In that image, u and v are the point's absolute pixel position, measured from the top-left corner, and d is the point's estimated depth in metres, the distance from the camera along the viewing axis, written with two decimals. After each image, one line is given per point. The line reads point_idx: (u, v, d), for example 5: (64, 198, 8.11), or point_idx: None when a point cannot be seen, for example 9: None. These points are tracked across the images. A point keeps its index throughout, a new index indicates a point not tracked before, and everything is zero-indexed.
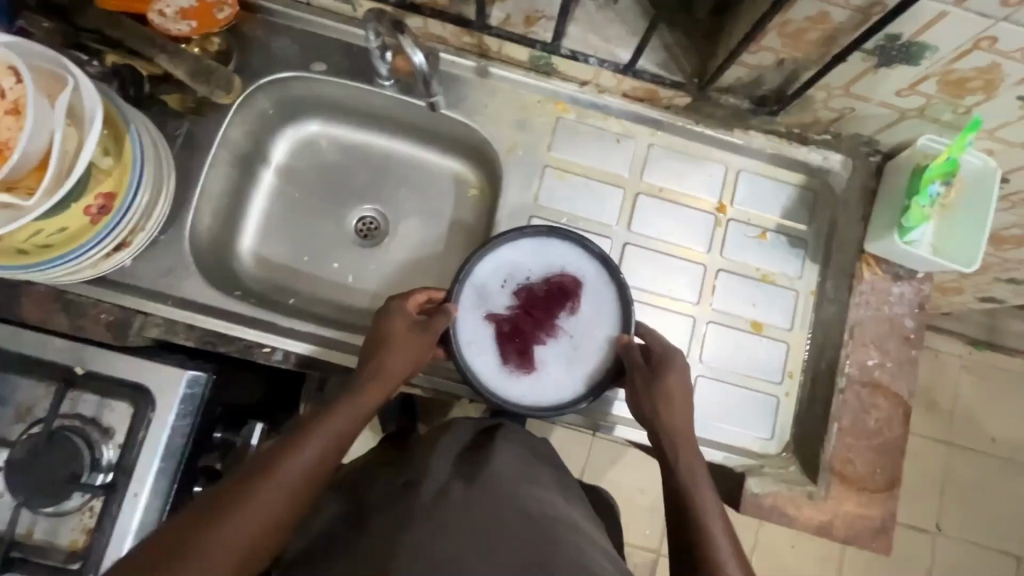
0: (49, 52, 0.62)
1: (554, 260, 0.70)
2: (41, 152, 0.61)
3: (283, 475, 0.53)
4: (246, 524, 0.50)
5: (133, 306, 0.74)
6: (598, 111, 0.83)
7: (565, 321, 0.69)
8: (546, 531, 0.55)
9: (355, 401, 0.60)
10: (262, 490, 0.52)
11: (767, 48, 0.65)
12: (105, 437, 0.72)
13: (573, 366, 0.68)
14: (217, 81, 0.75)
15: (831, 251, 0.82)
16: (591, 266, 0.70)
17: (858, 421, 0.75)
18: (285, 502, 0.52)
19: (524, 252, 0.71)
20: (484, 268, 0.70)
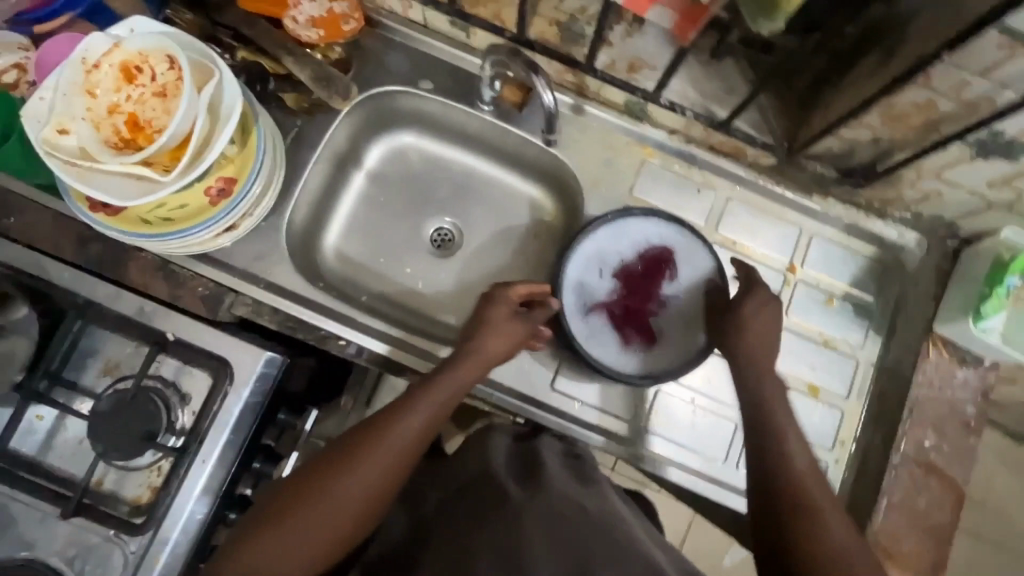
0: (202, 47, 0.67)
1: (636, 236, 0.80)
2: (182, 135, 0.66)
3: (396, 431, 0.65)
4: (359, 476, 0.62)
5: (227, 285, 0.79)
6: (684, 160, 0.86)
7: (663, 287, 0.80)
8: (601, 528, 0.57)
9: (453, 374, 0.69)
10: (368, 452, 0.63)
11: (866, 125, 0.68)
12: (182, 403, 0.77)
13: (683, 326, 0.80)
14: (336, 87, 0.81)
15: (897, 326, 0.83)
16: (671, 231, 0.80)
17: (908, 500, 0.75)
18: (391, 460, 0.64)
19: (605, 239, 0.80)
20: (576, 267, 0.80)
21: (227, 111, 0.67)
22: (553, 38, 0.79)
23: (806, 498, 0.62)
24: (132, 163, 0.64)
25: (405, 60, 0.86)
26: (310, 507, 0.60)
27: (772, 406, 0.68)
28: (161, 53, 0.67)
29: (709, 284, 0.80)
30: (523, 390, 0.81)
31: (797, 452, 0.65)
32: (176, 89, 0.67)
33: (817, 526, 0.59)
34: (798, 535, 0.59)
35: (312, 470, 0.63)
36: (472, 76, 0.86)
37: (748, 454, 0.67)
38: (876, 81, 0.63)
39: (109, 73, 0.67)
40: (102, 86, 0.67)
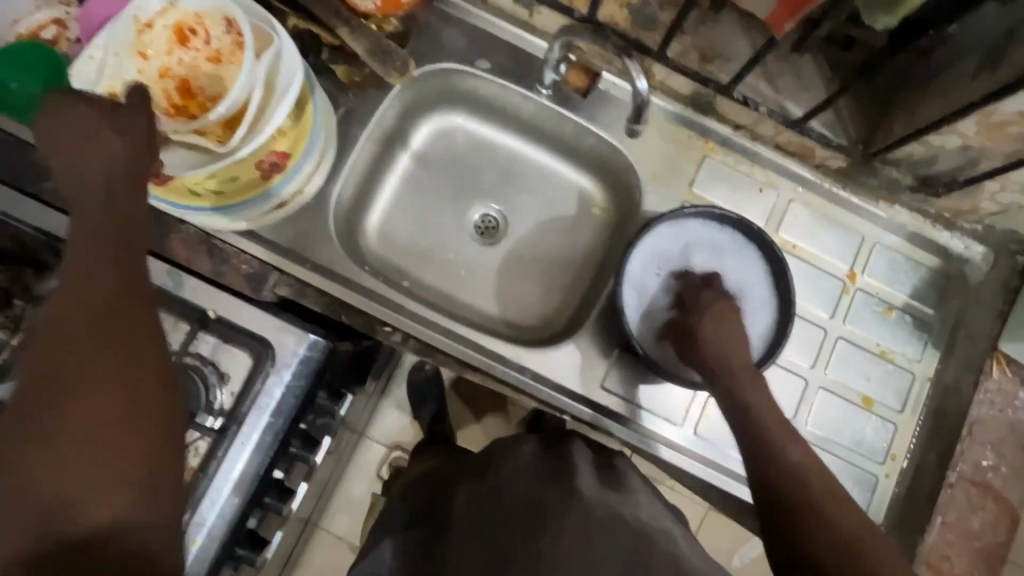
0: (260, 10, 0.63)
1: (691, 236, 0.77)
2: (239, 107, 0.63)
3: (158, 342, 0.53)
4: (71, 323, 0.49)
5: (272, 263, 0.77)
6: (746, 157, 0.83)
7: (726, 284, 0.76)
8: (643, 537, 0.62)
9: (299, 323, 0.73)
10: (90, 366, 0.49)
11: (957, 131, 0.64)
12: (221, 383, 0.74)
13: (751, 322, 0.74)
14: (393, 62, 0.77)
15: (957, 341, 0.80)
16: (726, 231, 0.77)
17: (962, 520, 0.73)
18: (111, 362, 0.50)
19: (662, 239, 0.77)
20: (634, 264, 0.76)
21: (286, 83, 0.64)
22: (622, 21, 0.75)
23: (814, 504, 0.55)
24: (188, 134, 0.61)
25: (462, 37, 0.82)
26: (54, 412, 0.47)
27: (762, 400, 0.61)
28: (218, 15, 0.63)
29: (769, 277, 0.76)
30: (571, 388, 0.78)
31: (792, 449, 0.58)
32: (232, 56, 0.64)
33: (820, 533, 0.53)
34: (811, 536, 0.53)
35: (56, 371, 0.48)
36: (531, 57, 0.83)
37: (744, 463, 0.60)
38: (978, 86, 0.60)
39: (162, 34, 0.63)
40: (154, 48, 0.63)
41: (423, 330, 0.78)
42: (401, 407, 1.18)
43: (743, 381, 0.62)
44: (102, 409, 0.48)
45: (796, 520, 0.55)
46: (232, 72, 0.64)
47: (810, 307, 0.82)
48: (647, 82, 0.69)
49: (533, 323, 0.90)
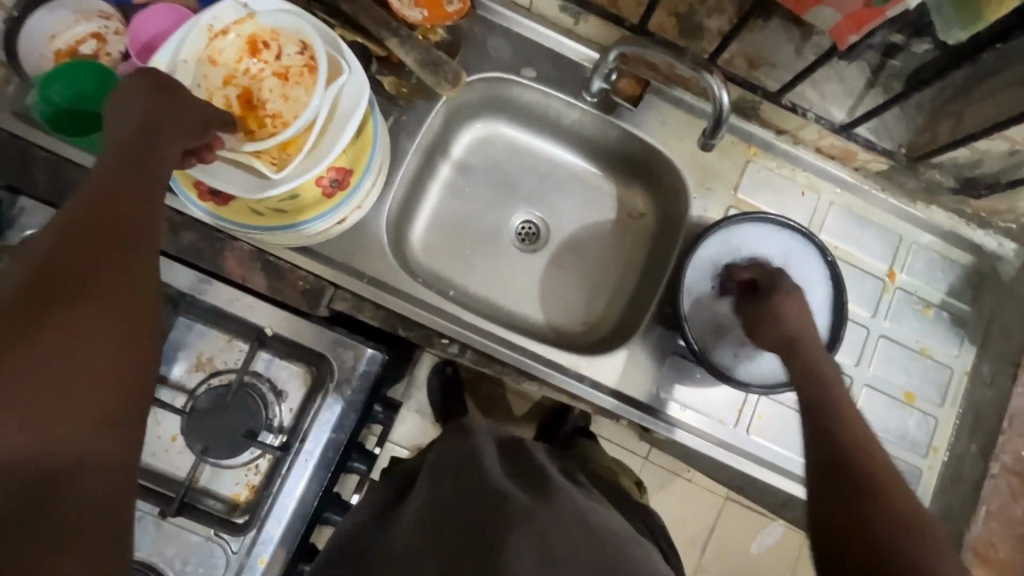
0: (332, 33, 0.63)
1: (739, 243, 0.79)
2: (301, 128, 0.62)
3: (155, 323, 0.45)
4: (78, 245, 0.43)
5: (326, 277, 0.76)
6: (788, 161, 0.85)
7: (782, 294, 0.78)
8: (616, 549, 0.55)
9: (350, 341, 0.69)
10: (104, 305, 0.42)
11: (1007, 137, 0.66)
12: (279, 400, 0.74)
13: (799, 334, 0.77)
14: (444, 73, 0.75)
15: (993, 336, 0.83)
16: (776, 238, 0.79)
17: (1006, 509, 0.78)
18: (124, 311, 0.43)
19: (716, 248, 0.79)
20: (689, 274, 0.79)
21: (351, 102, 0.64)
22: (670, 30, 0.76)
23: (865, 476, 0.50)
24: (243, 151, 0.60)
25: (507, 45, 0.82)
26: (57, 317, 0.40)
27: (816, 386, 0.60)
28: (295, 36, 0.63)
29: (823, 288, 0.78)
30: (626, 393, 0.79)
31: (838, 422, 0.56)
32: (300, 77, 0.65)
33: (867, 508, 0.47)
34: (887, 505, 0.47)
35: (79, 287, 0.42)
36: (577, 66, 0.83)
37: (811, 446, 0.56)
38: None
39: (235, 42, 0.62)
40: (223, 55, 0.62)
41: (483, 341, 0.78)
42: (422, 410, 1.16)
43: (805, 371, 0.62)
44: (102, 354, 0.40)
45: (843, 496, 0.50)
46: (297, 95, 0.65)
47: (853, 306, 0.84)
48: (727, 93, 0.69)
49: (577, 329, 0.90)
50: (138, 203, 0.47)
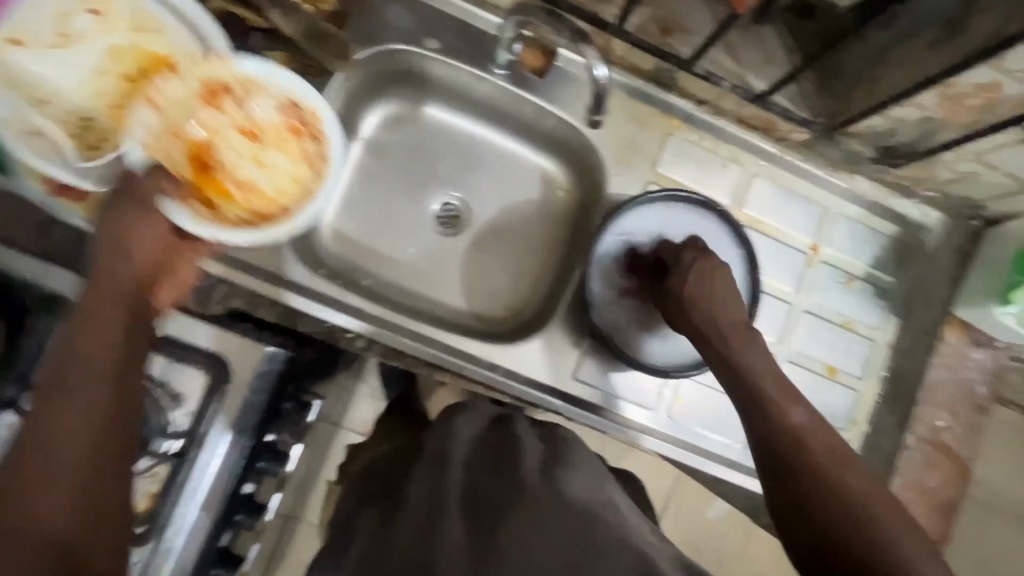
0: (202, 11, 0.60)
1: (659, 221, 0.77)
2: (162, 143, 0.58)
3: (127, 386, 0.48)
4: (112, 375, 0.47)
5: (216, 273, 0.71)
6: (710, 133, 0.81)
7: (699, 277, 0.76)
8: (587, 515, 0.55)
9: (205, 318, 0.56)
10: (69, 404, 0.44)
11: (918, 104, 0.64)
12: (175, 405, 0.70)
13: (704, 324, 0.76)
14: (333, 46, 0.73)
15: (914, 307, 0.82)
16: (697, 219, 0.77)
17: (918, 479, 0.78)
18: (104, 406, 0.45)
19: (640, 220, 0.76)
20: (605, 249, 0.76)
21: None
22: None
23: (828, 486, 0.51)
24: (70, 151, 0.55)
25: (407, 14, 0.76)
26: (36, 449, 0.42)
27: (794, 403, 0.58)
28: (169, 43, 0.60)
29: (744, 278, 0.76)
30: (540, 379, 0.77)
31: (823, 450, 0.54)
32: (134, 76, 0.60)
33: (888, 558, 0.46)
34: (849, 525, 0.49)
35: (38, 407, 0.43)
36: (483, 35, 0.77)
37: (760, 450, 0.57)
38: (939, 60, 0.59)
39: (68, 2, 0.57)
40: (80, 33, 0.58)
41: (385, 333, 0.75)
42: (375, 395, 1.09)
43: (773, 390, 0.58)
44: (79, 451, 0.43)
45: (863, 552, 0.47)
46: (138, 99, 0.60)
47: (776, 281, 0.82)
48: (605, 70, 0.65)
49: (498, 317, 0.87)
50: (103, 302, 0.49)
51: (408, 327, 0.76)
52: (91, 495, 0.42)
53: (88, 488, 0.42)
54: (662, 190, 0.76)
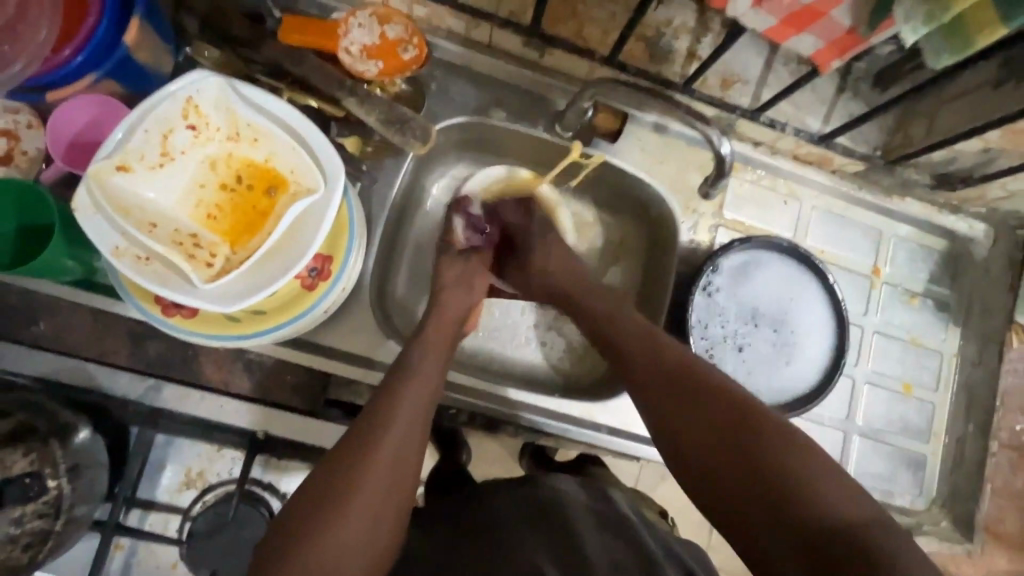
0: (296, 111, 0.57)
1: (753, 274, 0.79)
2: (276, 247, 0.57)
3: (417, 385, 0.60)
4: (426, 383, 0.61)
5: (318, 367, 0.69)
6: (768, 173, 0.84)
7: (785, 322, 0.79)
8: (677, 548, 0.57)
9: (439, 327, 0.68)
10: (387, 407, 0.58)
11: (981, 138, 0.68)
12: (284, 503, 0.71)
13: (795, 361, 0.79)
14: (412, 130, 0.70)
15: (975, 317, 0.86)
16: (779, 263, 0.79)
17: (1007, 483, 0.83)
18: (414, 411, 0.58)
19: (727, 277, 0.78)
20: (698, 306, 0.77)
21: (326, 181, 0.58)
22: (640, 55, 0.74)
23: (767, 458, 0.52)
24: (181, 262, 0.54)
25: (471, 88, 0.78)
26: (365, 439, 0.55)
27: (658, 352, 0.62)
28: (264, 146, 0.60)
29: (822, 315, 0.80)
30: (634, 431, 0.80)
31: (722, 402, 0.56)
32: (238, 187, 0.60)
33: (798, 516, 0.49)
34: (794, 484, 0.50)
35: (372, 413, 0.57)
36: (546, 99, 0.79)
37: (697, 439, 0.56)
38: (1005, 101, 0.63)
39: (169, 125, 0.56)
40: (176, 149, 0.58)
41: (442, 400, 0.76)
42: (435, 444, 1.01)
43: (702, 377, 0.59)
44: (400, 446, 0.56)
45: (750, 490, 0.52)
46: (241, 205, 0.60)
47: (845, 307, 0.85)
48: (730, 144, 0.70)
49: (576, 370, 0.87)
50: (441, 350, 0.66)
51: (466, 384, 0.77)
52: (396, 485, 0.54)
53: (395, 479, 0.55)
54: (748, 236, 0.78)
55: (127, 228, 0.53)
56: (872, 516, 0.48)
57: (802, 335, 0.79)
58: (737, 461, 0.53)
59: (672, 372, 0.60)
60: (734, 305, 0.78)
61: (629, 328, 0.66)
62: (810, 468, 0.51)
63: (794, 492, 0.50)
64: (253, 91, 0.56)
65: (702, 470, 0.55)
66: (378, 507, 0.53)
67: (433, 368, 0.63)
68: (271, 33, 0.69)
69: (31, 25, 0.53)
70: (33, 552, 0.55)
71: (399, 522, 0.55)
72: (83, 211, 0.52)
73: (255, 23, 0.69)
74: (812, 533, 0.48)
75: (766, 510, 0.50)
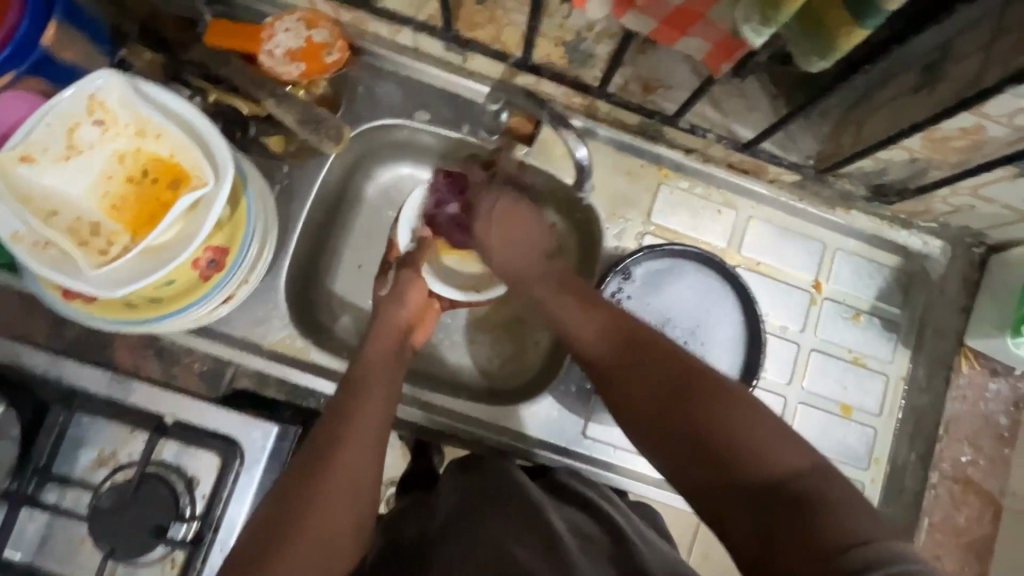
0: (193, 108, 0.60)
1: (667, 282, 0.78)
2: (168, 237, 0.60)
3: (371, 391, 0.62)
4: (383, 389, 0.63)
5: (226, 356, 0.73)
6: (702, 180, 0.82)
7: (700, 331, 0.78)
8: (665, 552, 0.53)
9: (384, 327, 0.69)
10: (355, 416, 0.59)
11: (905, 147, 0.64)
12: (190, 489, 0.71)
13: None
14: (327, 130, 0.72)
15: (926, 339, 0.81)
16: (698, 272, 0.78)
17: (948, 518, 0.78)
18: (376, 418, 0.60)
19: (638, 285, 0.77)
20: None
21: (218, 174, 0.60)
22: (559, 60, 0.73)
23: (708, 413, 0.48)
24: (73, 247, 0.57)
25: (398, 90, 0.79)
26: (327, 448, 0.56)
27: (612, 317, 0.58)
28: (167, 141, 0.62)
29: (741, 325, 0.77)
30: (540, 437, 0.80)
31: (676, 361, 0.52)
32: (142, 180, 0.62)
33: (740, 472, 0.46)
34: (731, 438, 0.47)
35: (331, 423, 0.59)
36: (471, 103, 0.80)
37: (639, 400, 0.52)
38: (921, 108, 0.60)
39: (77, 120, 0.60)
40: (84, 143, 0.61)
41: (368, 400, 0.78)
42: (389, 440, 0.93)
43: (650, 341, 0.55)
44: (361, 454, 0.57)
45: (691, 448, 0.48)
46: (141, 196, 0.62)
47: (781, 322, 0.81)
48: (584, 148, 0.69)
49: (499, 374, 0.86)
50: (390, 355, 0.67)
51: None
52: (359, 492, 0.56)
53: (359, 486, 0.56)
54: (665, 243, 0.77)
55: (25, 215, 0.57)
56: (817, 466, 0.46)
57: (716, 345, 0.77)
58: (675, 420, 0.49)
59: (620, 336, 0.56)
60: (642, 313, 0.77)
61: (566, 299, 0.62)
62: (754, 424, 0.47)
63: (735, 457, 0.46)
64: (152, 88, 0.60)
65: (651, 438, 0.51)
66: (343, 516, 0.54)
67: (388, 377, 0.64)
68: (198, 36, 0.72)
69: None
70: None
71: (360, 529, 0.56)
72: None
73: (184, 26, 0.73)
74: (756, 488, 0.45)
75: (709, 470, 0.47)
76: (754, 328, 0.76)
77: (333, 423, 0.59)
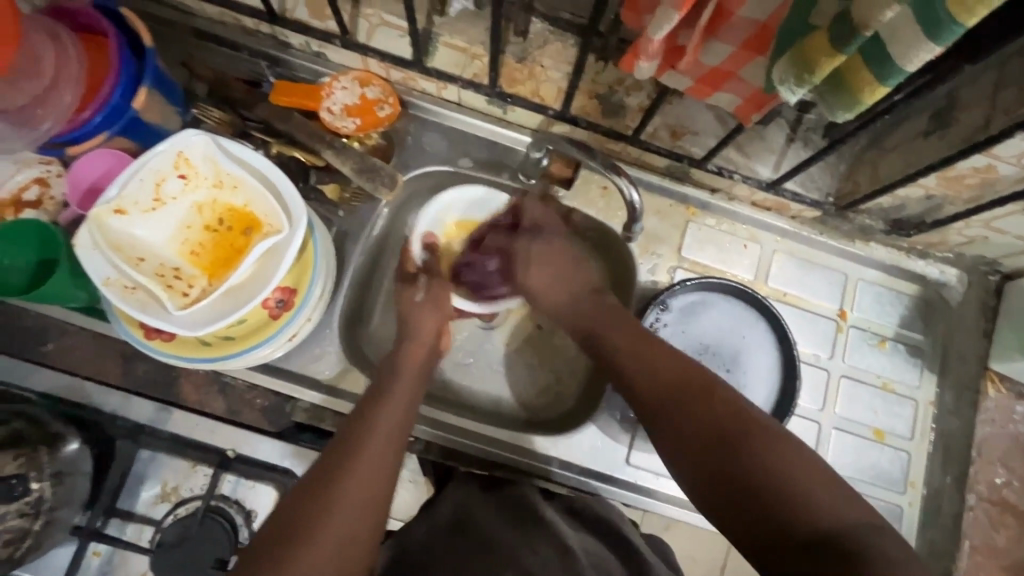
0: (268, 162, 0.66)
1: (701, 311, 0.82)
2: (246, 276, 0.65)
3: (395, 396, 0.66)
4: (406, 395, 0.66)
5: (284, 391, 0.76)
6: (727, 217, 0.87)
7: (735, 358, 0.81)
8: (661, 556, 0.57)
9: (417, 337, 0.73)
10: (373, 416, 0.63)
11: (920, 185, 0.70)
12: (248, 522, 0.73)
13: (744, 399, 0.80)
14: (382, 178, 0.78)
15: (950, 364, 0.85)
16: (731, 301, 0.82)
17: (988, 540, 0.80)
18: (397, 420, 0.63)
19: (673, 317, 0.82)
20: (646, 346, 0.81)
21: (291, 222, 0.65)
22: (593, 111, 0.79)
23: (756, 459, 0.53)
24: (160, 291, 0.62)
25: (443, 140, 0.86)
26: (349, 444, 0.60)
27: (664, 363, 0.63)
28: (244, 192, 0.68)
29: (776, 350, 0.81)
30: (580, 463, 0.83)
31: (728, 409, 0.57)
32: (220, 227, 0.68)
33: (790, 518, 0.50)
34: (778, 485, 0.51)
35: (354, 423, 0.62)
36: (511, 150, 0.86)
37: (690, 445, 0.56)
38: (934, 150, 0.65)
39: (165, 174, 0.66)
40: (169, 196, 0.67)
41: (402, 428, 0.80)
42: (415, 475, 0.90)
43: (700, 388, 0.59)
44: (382, 451, 0.60)
45: (742, 491, 0.52)
46: (219, 241, 0.68)
47: (810, 349, 0.85)
48: (634, 190, 0.73)
49: (539, 405, 0.89)
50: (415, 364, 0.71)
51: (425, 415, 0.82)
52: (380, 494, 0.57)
53: (378, 487, 0.58)
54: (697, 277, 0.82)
55: (117, 262, 0.62)
56: (867, 517, 0.49)
57: (750, 371, 0.81)
58: (727, 468, 0.53)
59: (672, 382, 0.61)
60: (678, 343, 0.81)
61: (620, 346, 0.66)
62: (803, 473, 0.51)
63: (784, 499, 0.50)
64: (233, 146, 0.66)
65: (703, 481, 0.55)
66: (359, 510, 0.55)
67: (414, 385, 0.68)
68: (264, 95, 0.79)
69: (59, 92, 0.66)
70: (15, 547, 0.63)
71: (378, 529, 0.56)
72: (85, 248, 0.62)
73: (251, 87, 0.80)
74: (806, 531, 0.49)
75: (760, 516, 0.51)
76: (788, 354, 0.80)
77: (353, 425, 0.62)
